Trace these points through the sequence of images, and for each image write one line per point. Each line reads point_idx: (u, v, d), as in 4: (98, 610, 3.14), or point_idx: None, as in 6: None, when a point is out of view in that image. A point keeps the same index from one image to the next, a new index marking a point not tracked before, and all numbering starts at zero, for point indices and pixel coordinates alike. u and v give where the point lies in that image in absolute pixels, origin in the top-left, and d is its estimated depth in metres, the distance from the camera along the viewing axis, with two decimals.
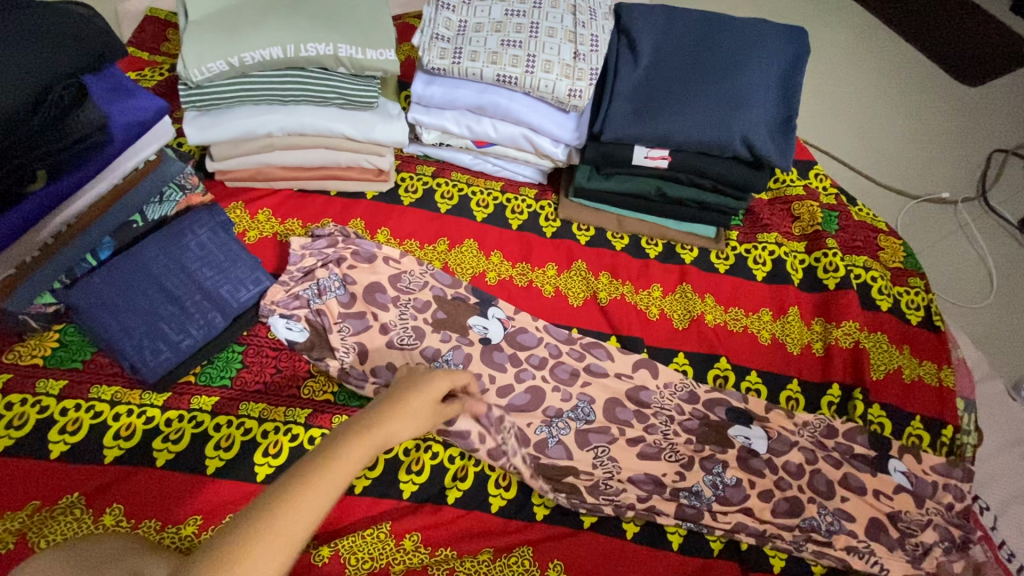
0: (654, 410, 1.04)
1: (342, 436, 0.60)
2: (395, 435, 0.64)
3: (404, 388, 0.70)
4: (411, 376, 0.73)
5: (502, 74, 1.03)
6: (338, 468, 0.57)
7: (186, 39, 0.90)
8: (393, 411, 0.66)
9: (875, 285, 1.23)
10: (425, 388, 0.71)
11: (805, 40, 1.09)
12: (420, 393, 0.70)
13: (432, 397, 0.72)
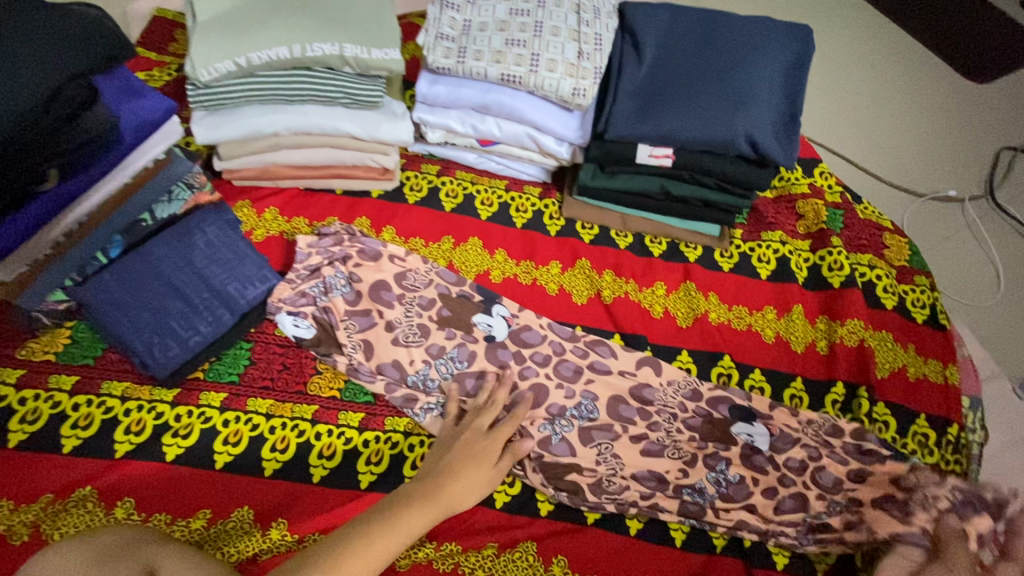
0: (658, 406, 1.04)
1: (425, 488, 0.84)
2: (467, 485, 0.87)
3: (468, 466, 0.88)
4: (464, 447, 0.90)
5: (506, 73, 1.04)
6: (416, 517, 0.79)
7: (194, 40, 0.91)
8: (454, 495, 0.85)
9: (880, 284, 1.23)
10: (495, 452, 0.92)
11: (810, 38, 1.09)
12: (483, 467, 0.89)
13: (484, 475, 0.89)
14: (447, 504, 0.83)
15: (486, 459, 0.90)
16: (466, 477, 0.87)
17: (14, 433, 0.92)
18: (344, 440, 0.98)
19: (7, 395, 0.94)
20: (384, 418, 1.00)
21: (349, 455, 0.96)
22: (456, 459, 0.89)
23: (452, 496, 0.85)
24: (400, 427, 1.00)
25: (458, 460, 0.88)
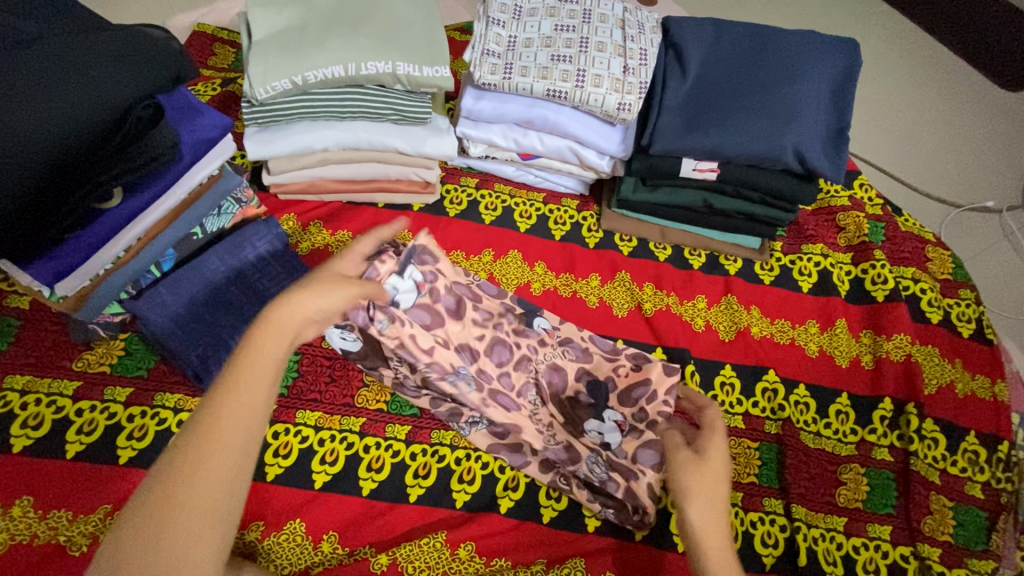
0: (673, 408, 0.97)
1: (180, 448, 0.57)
2: (702, 532, 0.76)
3: (282, 314, 0.68)
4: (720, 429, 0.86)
5: (552, 88, 1.04)
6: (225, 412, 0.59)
7: (252, 59, 0.93)
8: (720, 525, 0.78)
9: (924, 298, 1.21)
10: (311, 286, 0.73)
11: (856, 51, 1.08)
12: (717, 493, 0.80)
13: (332, 317, 0.76)
14: (275, 364, 0.65)
15: (717, 486, 0.80)
16: (695, 506, 0.78)
17: (72, 444, 0.93)
18: (390, 453, 0.98)
19: (64, 406, 0.96)
20: (431, 431, 1.01)
21: (398, 468, 0.97)
22: (715, 435, 0.85)
23: (284, 335, 0.68)
24: (445, 440, 1.00)
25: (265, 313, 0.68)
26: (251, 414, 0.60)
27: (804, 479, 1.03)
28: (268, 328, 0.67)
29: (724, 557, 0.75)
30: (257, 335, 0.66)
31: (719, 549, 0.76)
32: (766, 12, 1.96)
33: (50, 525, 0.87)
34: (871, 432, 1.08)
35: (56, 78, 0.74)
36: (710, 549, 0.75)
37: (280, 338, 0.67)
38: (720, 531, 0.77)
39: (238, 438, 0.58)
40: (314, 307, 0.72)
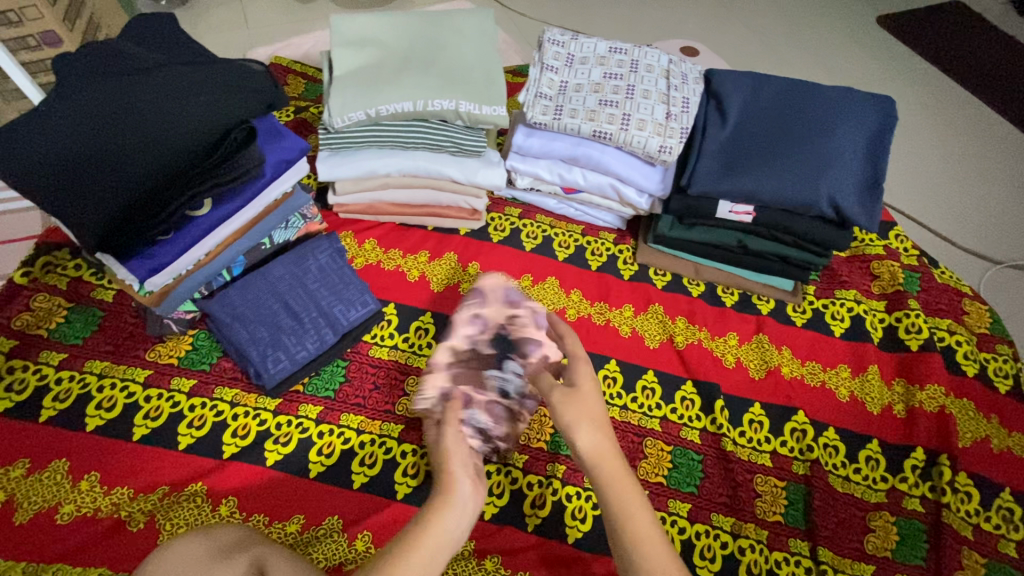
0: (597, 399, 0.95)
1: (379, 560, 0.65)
2: (597, 453, 0.76)
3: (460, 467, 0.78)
4: (582, 360, 0.87)
5: (598, 130, 1.12)
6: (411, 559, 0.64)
7: (332, 93, 1.05)
8: (613, 450, 0.77)
9: (960, 350, 1.21)
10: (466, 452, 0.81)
11: (892, 109, 1.13)
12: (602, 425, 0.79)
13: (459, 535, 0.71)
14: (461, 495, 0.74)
15: (603, 419, 0.80)
16: (585, 436, 0.76)
17: (139, 427, 1.02)
18: (425, 460, 1.04)
19: (135, 392, 1.05)
20: None
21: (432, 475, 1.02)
22: (583, 388, 0.82)
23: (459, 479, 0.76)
24: None
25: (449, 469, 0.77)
26: (439, 556, 0.67)
27: (830, 522, 1.03)
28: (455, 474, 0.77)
29: (623, 476, 0.74)
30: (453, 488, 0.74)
31: (616, 469, 0.75)
32: (805, 68, 2.04)
33: (113, 500, 0.94)
34: (902, 481, 1.07)
35: (171, 102, 0.88)
36: (606, 472, 0.74)
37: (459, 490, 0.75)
38: (617, 457, 0.76)
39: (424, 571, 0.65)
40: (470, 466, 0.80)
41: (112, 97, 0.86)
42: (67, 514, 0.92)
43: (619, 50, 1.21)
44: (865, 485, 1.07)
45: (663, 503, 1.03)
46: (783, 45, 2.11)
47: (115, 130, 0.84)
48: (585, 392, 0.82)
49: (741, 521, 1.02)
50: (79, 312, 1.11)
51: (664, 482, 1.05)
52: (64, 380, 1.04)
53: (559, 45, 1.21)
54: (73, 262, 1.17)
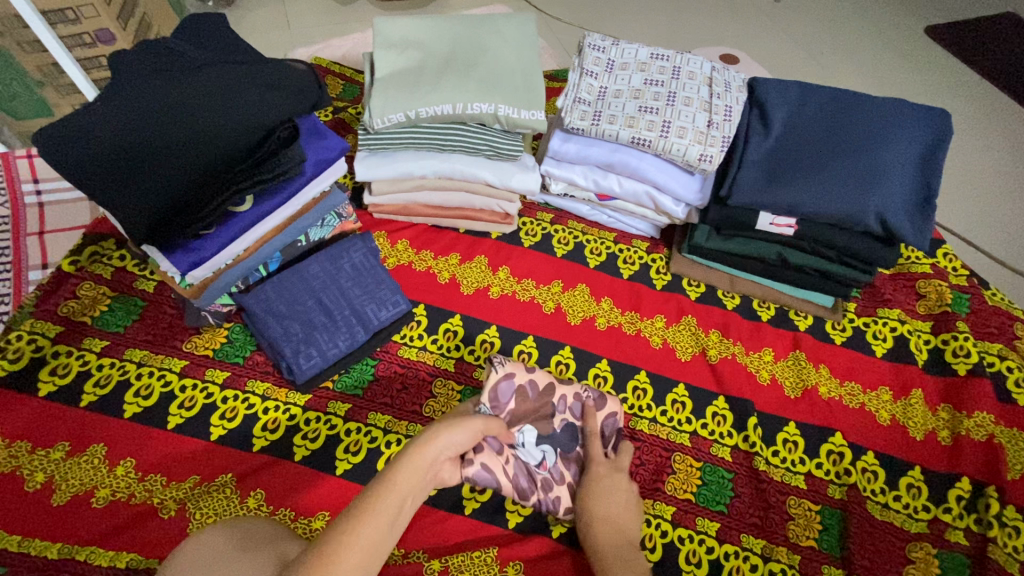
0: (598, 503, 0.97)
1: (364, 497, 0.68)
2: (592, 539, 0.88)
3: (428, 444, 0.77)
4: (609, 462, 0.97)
5: (637, 137, 1.11)
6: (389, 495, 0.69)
7: (373, 94, 1.06)
8: (604, 536, 0.88)
9: (1012, 376, 1.15)
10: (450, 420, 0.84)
11: (947, 123, 1.09)
12: (602, 514, 0.90)
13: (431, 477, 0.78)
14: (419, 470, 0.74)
15: (600, 508, 0.91)
16: (584, 525, 0.90)
17: (174, 416, 1.03)
18: None
19: (171, 381, 1.07)
20: None
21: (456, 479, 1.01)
22: (603, 496, 0.92)
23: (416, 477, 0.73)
24: None
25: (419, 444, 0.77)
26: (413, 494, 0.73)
27: (868, 551, 0.98)
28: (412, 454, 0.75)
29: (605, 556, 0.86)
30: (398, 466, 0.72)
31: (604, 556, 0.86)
32: (849, 78, 1.98)
33: (146, 487, 0.96)
34: (945, 511, 1.02)
35: (220, 99, 0.90)
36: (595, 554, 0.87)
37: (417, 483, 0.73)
38: (611, 539, 0.88)
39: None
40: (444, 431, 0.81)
41: (162, 93, 0.88)
42: (102, 497, 0.94)
43: (661, 56, 1.20)
44: (906, 514, 1.03)
45: (691, 521, 1.00)
46: (826, 55, 2.05)
47: (166, 125, 0.86)
48: (595, 506, 0.91)
49: (772, 544, 0.99)
50: (121, 301, 1.14)
51: (692, 499, 1.02)
52: (105, 367, 1.07)
53: (599, 51, 1.20)
54: (118, 252, 1.20)
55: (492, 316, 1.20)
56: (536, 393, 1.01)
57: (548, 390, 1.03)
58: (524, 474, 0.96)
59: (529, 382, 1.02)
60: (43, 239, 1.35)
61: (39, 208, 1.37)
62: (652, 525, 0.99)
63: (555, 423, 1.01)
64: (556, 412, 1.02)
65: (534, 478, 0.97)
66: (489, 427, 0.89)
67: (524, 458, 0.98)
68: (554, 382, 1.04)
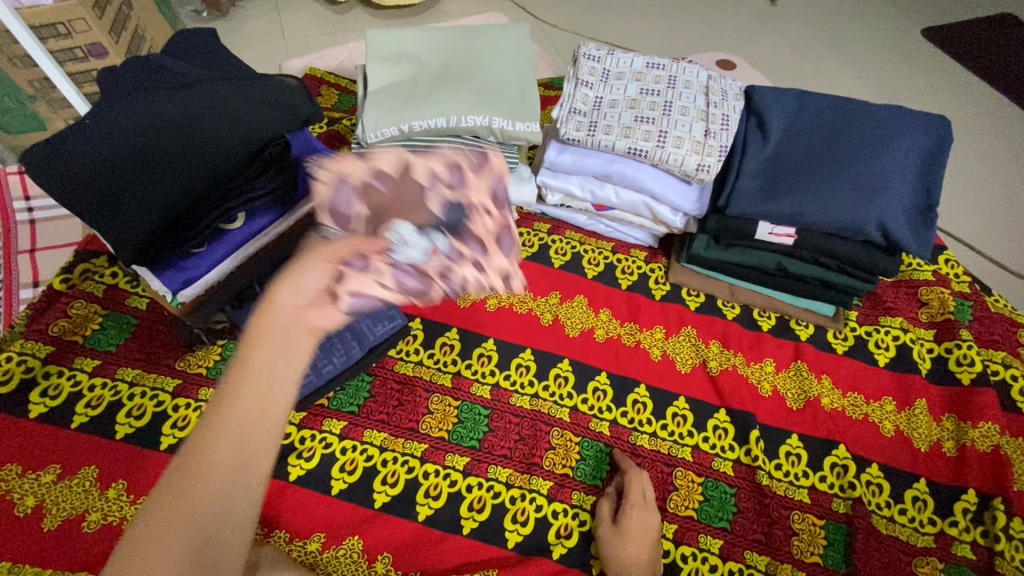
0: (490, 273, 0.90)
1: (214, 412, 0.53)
2: None
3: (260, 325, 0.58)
4: (644, 502, 0.95)
5: (633, 147, 1.09)
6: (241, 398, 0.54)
7: (366, 108, 1.04)
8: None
9: (1017, 385, 1.13)
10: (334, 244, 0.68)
11: (947, 131, 1.07)
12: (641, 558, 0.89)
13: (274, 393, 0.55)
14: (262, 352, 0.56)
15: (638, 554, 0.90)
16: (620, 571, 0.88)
17: (167, 437, 1.02)
18: (448, 482, 1.01)
19: (164, 401, 1.05)
20: (488, 465, 1.03)
21: (453, 498, 0.99)
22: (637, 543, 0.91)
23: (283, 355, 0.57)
24: (501, 477, 1.02)
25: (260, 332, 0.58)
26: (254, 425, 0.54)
27: (874, 567, 0.97)
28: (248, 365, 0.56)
29: None
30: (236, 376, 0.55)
31: None
32: (847, 81, 1.97)
33: (139, 510, 0.94)
34: (952, 525, 1.01)
35: (210, 115, 0.88)
36: None
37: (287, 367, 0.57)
38: None
39: (215, 514, 0.51)
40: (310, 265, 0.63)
41: (151, 109, 0.86)
42: (94, 521, 0.93)
43: (657, 65, 1.19)
44: (911, 529, 1.01)
45: (693, 538, 0.98)
46: (824, 58, 2.04)
47: (155, 142, 0.84)
48: (633, 552, 0.89)
49: (776, 561, 0.97)
50: (113, 319, 1.13)
51: (694, 516, 1.00)
52: (97, 387, 1.05)
53: (594, 60, 1.19)
54: (109, 269, 1.19)
55: (489, 329, 1.18)
56: (390, 181, 0.85)
57: (408, 173, 0.87)
58: (411, 273, 0.76)
59: (375, 177, 0.86)
60: (35, 257, 1.34)
61: (31, 225, 1.37)
62: None
63: (435, 207, 0.85)
64: (432, 193, 0.86)
65: (426, 271, 0.79)
66: (345, 247, 0.68)
67: (409, 256, 0.77)
68: (409, 159, 0.89)
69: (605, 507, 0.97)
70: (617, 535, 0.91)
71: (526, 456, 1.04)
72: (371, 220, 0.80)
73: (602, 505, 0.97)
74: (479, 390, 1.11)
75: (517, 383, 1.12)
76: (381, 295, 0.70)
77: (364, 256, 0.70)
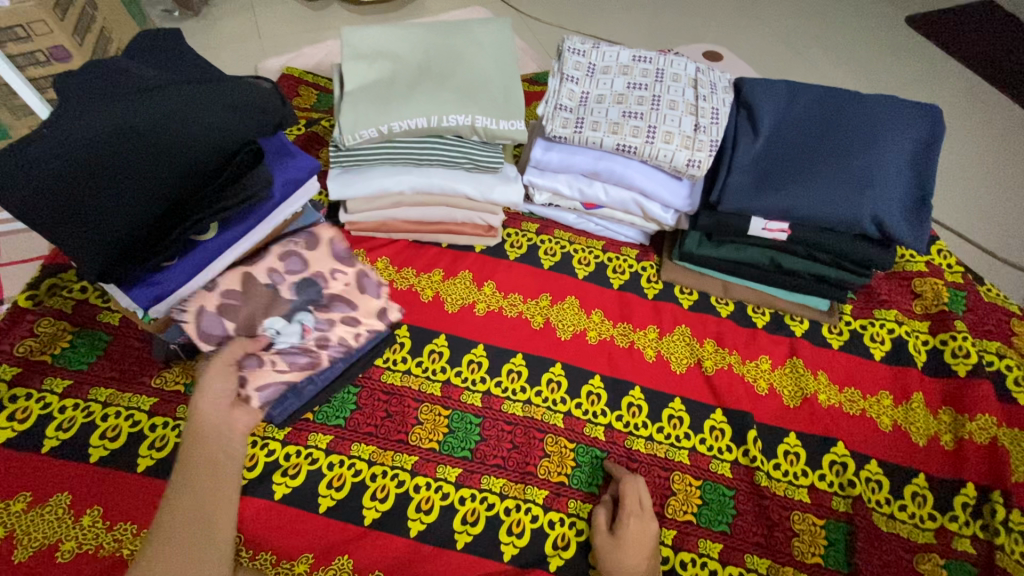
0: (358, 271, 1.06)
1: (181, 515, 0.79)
2: None
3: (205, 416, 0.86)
4: (641, 510, 0.92)
5: (622, 144, 1.06)
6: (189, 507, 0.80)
7: (343, 109, 1.00)
8: None
9: (1012, 375, 1.13)
10: (214, 369, 0.89)
11: (940, 119, 1.05)
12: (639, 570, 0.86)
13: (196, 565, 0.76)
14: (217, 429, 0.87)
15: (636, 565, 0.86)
16: None
17: (143, 459, 0.97)
18: (440, 495, 0.98)
19: (140, 421, 1.01)
20: (481, 476, 1.00)
21: (445, 511, 0.96)
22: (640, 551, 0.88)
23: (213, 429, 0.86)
24: (495, 488, 0.99)
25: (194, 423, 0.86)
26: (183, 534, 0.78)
27: (876, 566, 0.95)
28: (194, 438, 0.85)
29: None
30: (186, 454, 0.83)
31: None
32: (833, 71, 1.95)
33: (115, 537, 0.90)
34: (952, 519, 1.00)
35: (175, 121, 0.83)
36: None
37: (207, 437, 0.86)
38: None
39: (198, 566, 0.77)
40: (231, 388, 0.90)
41: (112, 118, 0.81)
42: (68, 551, 0.88)
43: (643, 58, 1.15)
44: (913, 524, 1.00)
45: (693, 543, 0.96)
46: (809, 48, 2.02)
47: (117, 152, 0.79)
48: (631, 563, 0.86)
49: (777, 563, 0.95)
50: (84, 336, 1.08)
51: (694, 520, 0.98)
52: (68, 409, 1.00)
53: (579, 54, 1.15)
54: (79, 284, 1.14)
55: (478, 334, 1.15)
56: (241, 295, 0.95)
57: (249, 280, 0.96)
58: (299, 351, 1.00)
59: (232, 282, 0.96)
60: None
61: None
62: None
63: (284, 293, 0.98)
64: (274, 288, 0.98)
65: (307, 348, 1.00)
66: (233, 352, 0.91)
67: (289, 342, 0.98)
68: (249, 270, 0.97)
69: (600, 516, 0.93)
70: (614, 547, 0.88)
71: (520, 465, 1.01)
72: (263, 300, 0.97)
73: (597, 514, 0.94)
74: (469, 397, 1.08)
75: (509, 390, 1.09)
76: (279, 379, 0.98)
77: (257, 356, 0.96)
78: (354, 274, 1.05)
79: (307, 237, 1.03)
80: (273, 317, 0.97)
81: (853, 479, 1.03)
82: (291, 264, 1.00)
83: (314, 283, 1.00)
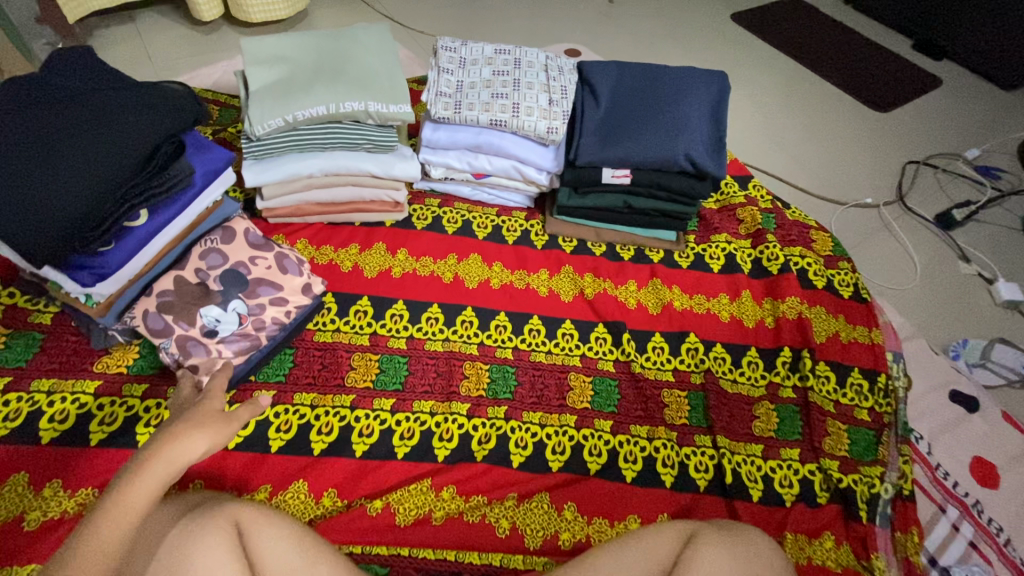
0: (278, 253, 1.19)
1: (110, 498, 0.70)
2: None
3: (168, 456, 0.75)
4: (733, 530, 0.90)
5: (494, 119, 1.31)
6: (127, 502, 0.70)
7: (251, 105, 1.17)
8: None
9: (811, 269, 1.49)
10: (210, 428, 0.81)
11: (726, 82, 1.41)
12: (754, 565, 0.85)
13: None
14: (165, 478, 0.74)
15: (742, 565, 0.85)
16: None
17: (95, 433, 1.06)
18: (378, 421, 1.15)
19: (87, 403, 1.09)
20: (412, 401, 1.18)
21: (385, 433, 1.13)
22: None
23: (163, 476, 0.74)
24: (426, 409, 1.18)
25: (149, 455, 0.74)
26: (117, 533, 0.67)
27: (725, 416, 1.24)
28: (142, 473, 0.72)
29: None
30: (128, 485, 0.71)
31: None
32: (675, 60, 2.36)
33: (79, 501, 0.98)
34: (776, 375, 1.32)
35: (104, 121, 0.97)
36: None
37: (152, 484, 0.73)
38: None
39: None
40: (205, 446, 0.80)
41: (45, 123, 0.94)
42: (34, 520, 0.95)
43: (504, 51, 1.41)
44: (750, 384, 1.30)
45: (590, 422, 1.20)
46: (655, 43, 2.42)
47: (54, 150, 0.92)
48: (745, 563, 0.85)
49: (654, 426, 1.22)
50: (19, 337, 1.14)
51: (589, 406, 1.22)
52: (12, 401, 1.07)
53: (451, 51, 1.39)
54: (6, 292, 1.20)
55: (397, 292, 1.34)
56: (177, 293, 1.10)
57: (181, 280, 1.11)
58: (238, 337, 1.12)
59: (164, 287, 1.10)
60: None
61: None
62: (560, 433, 1.18)
63: (212, 286, 1.12)
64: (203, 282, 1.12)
65: (245, 330, 1.13)
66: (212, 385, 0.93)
67: (226, 327, 1.10)
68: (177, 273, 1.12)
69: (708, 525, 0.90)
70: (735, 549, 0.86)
71: (444, 388, 1.21)
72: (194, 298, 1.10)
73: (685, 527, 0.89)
74: (395, 342, 1.26)
75: (428, 332, 1.29)
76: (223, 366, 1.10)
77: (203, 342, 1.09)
78: (274, 257, 1.19)
79: (223, 233, 1.17)
80: (207, 307, 1.10)
81: (705, 359, 1.33)
82: (212, 261, 1.14)
83: (240, 273, 1.15)
